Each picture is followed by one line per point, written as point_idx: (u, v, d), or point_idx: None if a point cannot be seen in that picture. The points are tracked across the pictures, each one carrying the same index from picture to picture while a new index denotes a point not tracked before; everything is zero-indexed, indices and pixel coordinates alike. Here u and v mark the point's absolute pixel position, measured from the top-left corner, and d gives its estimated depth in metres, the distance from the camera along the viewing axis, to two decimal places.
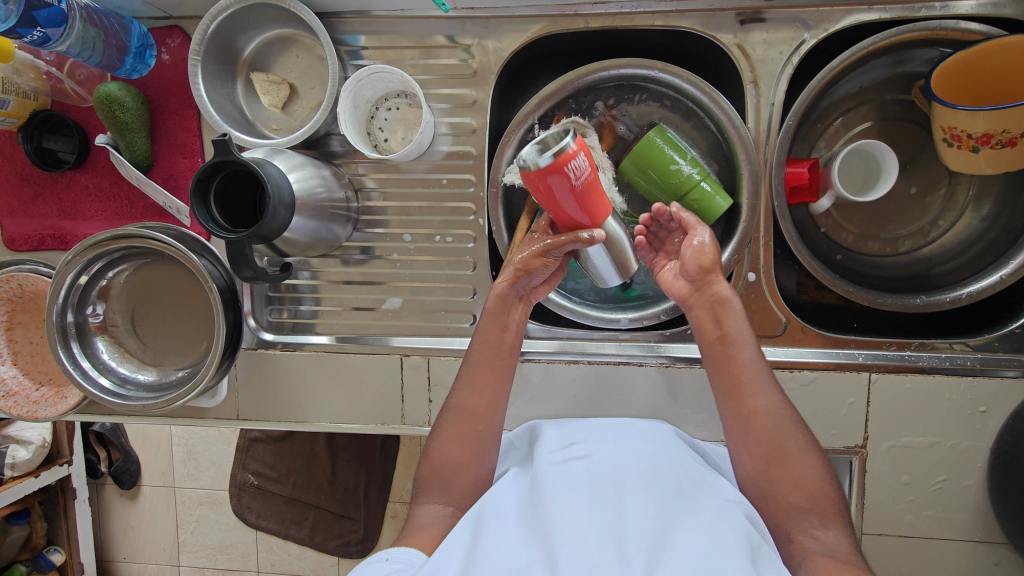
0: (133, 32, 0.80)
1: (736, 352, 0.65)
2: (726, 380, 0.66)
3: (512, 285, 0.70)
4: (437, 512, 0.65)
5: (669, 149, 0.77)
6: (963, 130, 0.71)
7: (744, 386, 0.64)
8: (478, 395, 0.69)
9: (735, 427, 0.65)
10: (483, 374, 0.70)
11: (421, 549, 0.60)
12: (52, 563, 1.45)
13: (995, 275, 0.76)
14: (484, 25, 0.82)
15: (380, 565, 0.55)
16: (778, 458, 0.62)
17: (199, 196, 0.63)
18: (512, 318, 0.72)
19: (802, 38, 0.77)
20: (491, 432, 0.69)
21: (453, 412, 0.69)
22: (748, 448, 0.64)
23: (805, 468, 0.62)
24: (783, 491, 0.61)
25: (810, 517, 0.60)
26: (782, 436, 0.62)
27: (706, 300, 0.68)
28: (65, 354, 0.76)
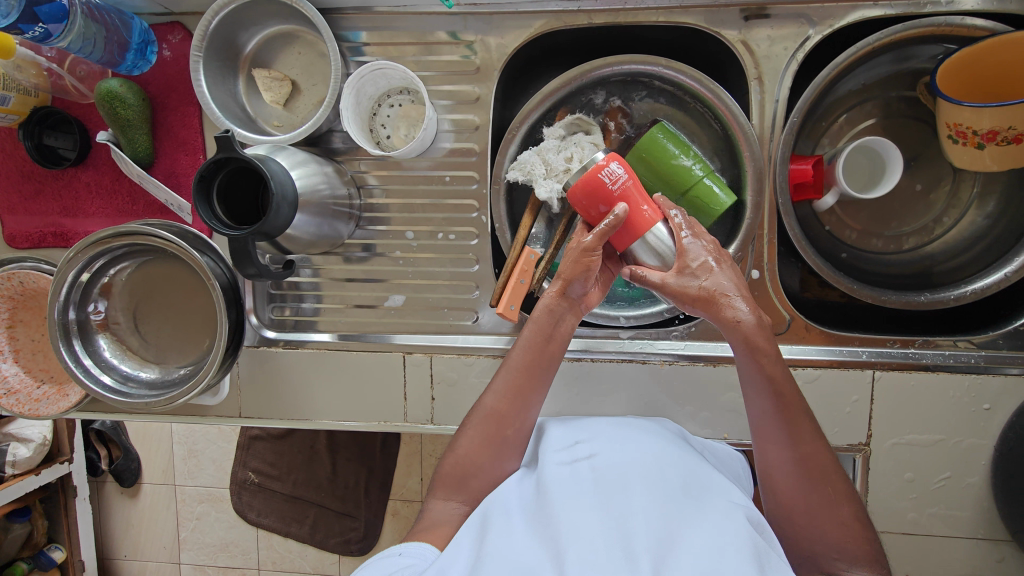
0: (134, 28, 0.79)
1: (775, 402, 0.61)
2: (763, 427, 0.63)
3: (561, 293, 0.66)
4: (453, 509, 0.65)
5: (671, 146, 0.77)
6: (969, 127, 0.71)
7: (768, 413, 0.62)
8: (507, 398, 0.67)
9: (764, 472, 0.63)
10: (519, 380, 0.67)
11: (434, 544, 0.61)
12: (53, 561, 1.45)
13: (1000, 273, 0.76)
14: (487, 21, 0.81)
15: (393, 559, 0.56)
16: (805, 508, 0.60)
17: (202, 193, 0.62)
18: (560, 327, 0.68)
19: (807, 34, 0.77)
20: (520, 433, 0.67)
21: (483, 414, 0.67)
22: (774, 473, 0.62)
23: (830, 497, 0.59)
24: (805, 537, 0.60)
25: (832, 549, 0.59)
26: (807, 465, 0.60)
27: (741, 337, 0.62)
28: (67, 352, 0.76)
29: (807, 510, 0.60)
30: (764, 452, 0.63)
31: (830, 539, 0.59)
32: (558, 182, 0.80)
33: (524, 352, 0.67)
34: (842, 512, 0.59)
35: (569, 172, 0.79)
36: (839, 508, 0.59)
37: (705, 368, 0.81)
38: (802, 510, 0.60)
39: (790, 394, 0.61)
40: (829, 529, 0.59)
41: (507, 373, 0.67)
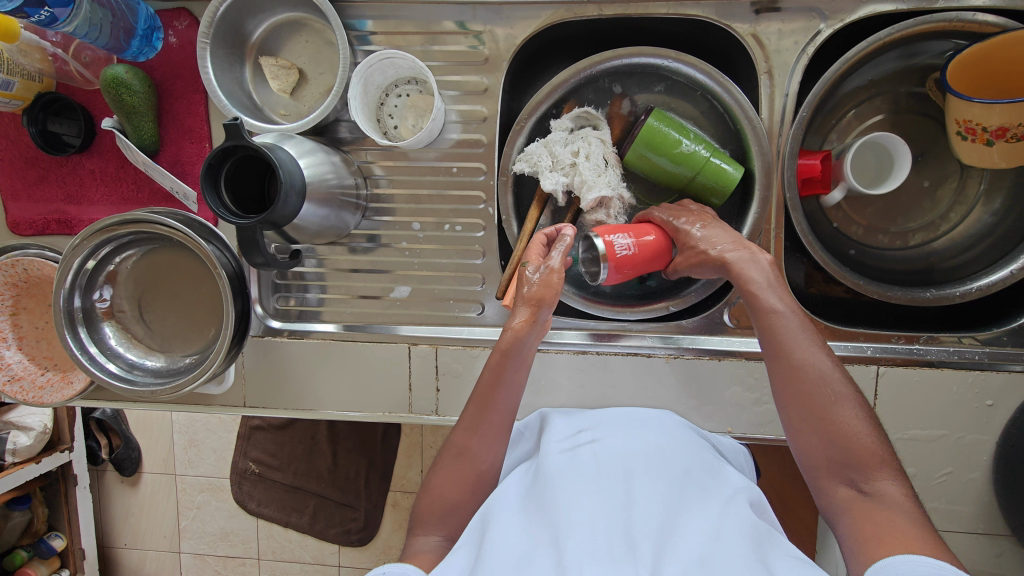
0: (141, 14, 0.78)
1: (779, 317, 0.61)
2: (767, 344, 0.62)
3: (533, 316, 0.61)
4: (432, 544, 0.62)
5: (674, 133, 0.76)
6: (979, 123, 0.71)
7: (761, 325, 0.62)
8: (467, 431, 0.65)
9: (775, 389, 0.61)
10: (481, 404, 0.64)
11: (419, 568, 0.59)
12: (53, 548, 1.46)
13: (1005, 270, 0.76)
14: (495, 11, 0.81)
15: None
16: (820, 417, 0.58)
17: (211, 180, 0.62)
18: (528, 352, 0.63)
19: (818, 28, 0.76)
20: (502, 421, 0.65)
21: (449, 449, 0.65)
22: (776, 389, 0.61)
23: (834, 406, 0.57)
24: (819, 451, 0.58)
25: (848, 464, 0.56)
26: (802, 372, 0.59)
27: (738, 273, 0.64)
28: (72, 339, 0.75)
29: (810, 419, 0.58)
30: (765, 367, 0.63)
31: (836, 448, 0.57)
32: (564, 176, 0.80)
33: (486, 376, 0.63)
34: (851, 419, 0.57)
35: (576, 166, 0.79)
36: (847, 417, 0.57)
37: (709, 362, 0.81)
38: (809, 425, 0.58)
39: (775, 310, 0.61)
40: (833, 440, 0.57)
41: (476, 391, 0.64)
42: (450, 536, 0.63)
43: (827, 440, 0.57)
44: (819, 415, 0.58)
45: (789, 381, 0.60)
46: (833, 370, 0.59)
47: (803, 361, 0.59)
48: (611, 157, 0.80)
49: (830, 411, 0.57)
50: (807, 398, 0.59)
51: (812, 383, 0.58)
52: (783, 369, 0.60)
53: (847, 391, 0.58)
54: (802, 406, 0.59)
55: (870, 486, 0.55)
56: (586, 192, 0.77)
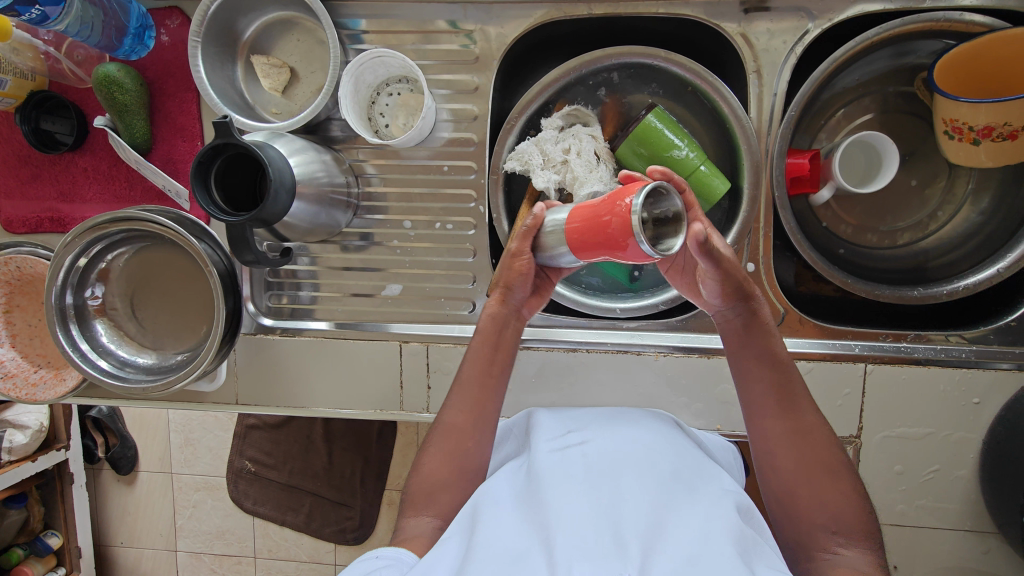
0: (133, 12, 0.77)
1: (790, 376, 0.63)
2: (767, 400, 0.63)
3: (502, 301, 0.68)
4: (424, 525, 0.62)
5: (670, 133, 0.77)
6: (965, 122, 0.72)
7: (758, 371, 0.63)
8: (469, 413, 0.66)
9: (767, 449, 0.62)
10: (472, 392, 0.67)
11: (412, 551, 0.60)
12: (50, 547, 1.46)
13: (992, 268, 0.76)
14: (486, 10, 0.81)
15: (372, 561, 0.56)
16: (814, 484, 0.59)
17: (201, 178, 0.62)
18: (505, 335, 0.69)
19: (806, 28, 0.77)
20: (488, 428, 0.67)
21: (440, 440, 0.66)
22: (768, 441, 0.62)
23: (827, 467, 0.59)
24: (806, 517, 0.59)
25: (834, 527, 0.57)
26: (801, 430, 0.61)
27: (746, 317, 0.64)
28: (64, 336, 0.76)
29: (802, 476, 0.60)
30: (755, 415, 0.64)
31: (821, 510, 0.58)
32: (555, 173, 0.80)
33: (468, 363, 0.68)
34: (842, 488, 0.59)
35: (568, 163, 0.79)
36: (838, 480, 0.59)
37: (699, 360, 0.82)
38: (802, 487, 0.60)
39: (781, 362, 0.63)
40: (820, 500, 0.59)
41: (459, 389, 0.67)
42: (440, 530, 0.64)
43: (813, 500, 0.59)
44: (809, 473, 0.60)
45: (785, 436, 0.61)
46: (827, 432, 0.61)
47: (807, 423, 0.61)
48: (604, 152, 0.82)
49: (824, 472, 0.59)
50: (802, 456, 0.60)
51: (809, 441, 0.60)
52: (781, 424, 0.62)
53: (841, 458, 0.60)
54: (797, 462, 0.60)
55: (846, 548, 0.56)
56: (578, 188, 0.78)
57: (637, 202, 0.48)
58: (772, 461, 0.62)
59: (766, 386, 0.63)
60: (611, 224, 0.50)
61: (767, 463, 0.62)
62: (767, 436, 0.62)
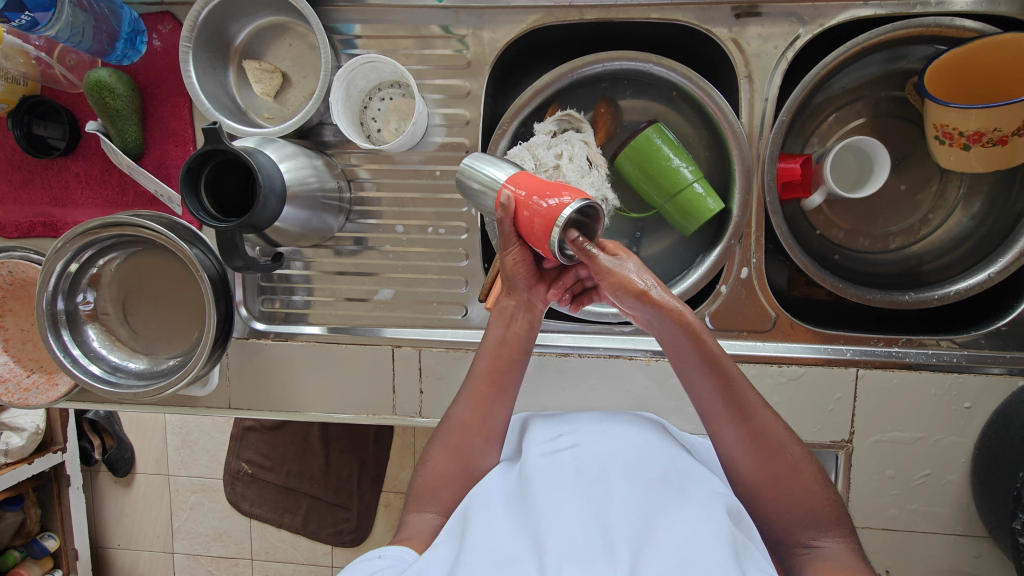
0: (124, 17, 0.78)
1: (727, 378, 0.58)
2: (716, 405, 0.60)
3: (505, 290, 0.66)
4: (428, 521, 0.64)
5: (667, 149, 0.78)
6: (955, 128, 0.71)
7: (704, 385, 0.60)
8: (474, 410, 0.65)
9: (732, 449, 0.61)
10: (481, 389, 0.66)
11: (414, 548, 0.60)
12: (46, 549, 1.46)
13: (984, 272, 0.76)
14: (479, 16, 0.81)
15: (373, 560, 0.56)
16: (785, 476, 0.59)
17: (190, 184, 0.62)
18: (513, 329, 0.66)
19: (798, 33, 0.77)
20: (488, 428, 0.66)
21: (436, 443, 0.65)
22: (728, 445, 0.61)
23: (792, 465, 0.59)
24: (788, 511, 0.59)
25: (803, 518, 0.59)
26: (757, 431, 0.59)
27: (677, 335, 0.58)
28: (56, 342, 0.76)
29: (761, 473, 0.60)
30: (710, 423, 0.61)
31: (783, 499, 0.59)
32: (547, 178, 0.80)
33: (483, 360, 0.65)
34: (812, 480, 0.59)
35: (559, 168, 0.80)
36: (803, 473, 0.59)
37: None
38: (774, 488, 0.59)
39: (728, 376, 0.58)
40: (779, 490, 0.59)
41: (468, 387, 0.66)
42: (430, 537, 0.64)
43: (776, 491, 0.59)
44: (771, 468, 0.59)
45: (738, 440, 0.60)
46: (783, 427, 0.60)
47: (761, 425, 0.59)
48: (597, 158, 0.82)
49: (790, 471, 0.59)
50: (766, 461, 0.59)
51: (766, 440, 0.59)
52: (738, 433, 0.59)
53: (799, 449, 0.60)
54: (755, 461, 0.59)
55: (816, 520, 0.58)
56: None
57: (564, 214, 0.52)
58: (731, 461, 0.61)
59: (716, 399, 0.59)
60: (539, 212, 0.55)
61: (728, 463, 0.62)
62: (726, 442, 0.61)
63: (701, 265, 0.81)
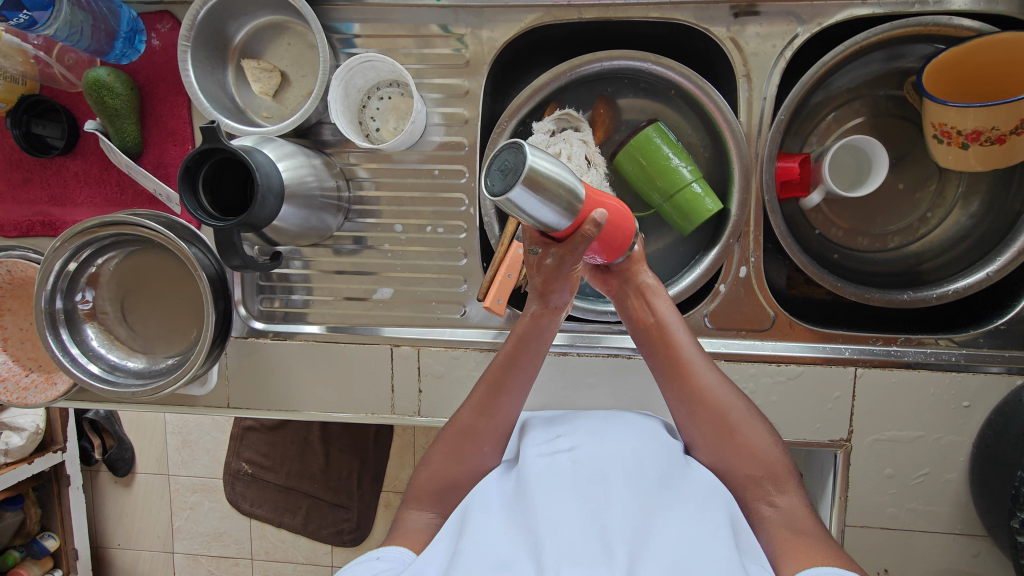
0: (123, 16, 0.78)
1: (671, 332, 0.65)
2: (663, 362, 0.65)
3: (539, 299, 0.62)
4: (424, 520, 0.64)
5: (667, 149, 0.78)
6: (953, 126, 0.71)
7: (659, 345, 0.66)
8: (476, 410, 0.67)
9: (681, 408, 0.64)
10: (486, 392, 0.67)
11: (411, 548, 0.60)
12: (46, 549, 1.46)
13: (982, 271, 0.76)
14: (478, 15, 0.81)
15: (371, 564, 0.55)
16: (728, 432, 0.62)
17: (189, 183, 0.62)
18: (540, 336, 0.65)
19: (796, 32, 0.77)
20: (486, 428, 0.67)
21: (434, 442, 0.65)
22: (674, 405, 0.65)
23: (734, 420, 0.63)
24: (740, 466, 0.61)
25: (760, 479, 0.61)
26: (707, 389, 0.64)
27: (633, 288, 0.67)
28: (54, 341, 0.76)
29: (714, 432, 0.63)
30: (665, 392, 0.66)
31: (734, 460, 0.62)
32: None
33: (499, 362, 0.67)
34: (755, 437, 0.62)
35: None
36: (746, 429, 0.63)
37: None
38: (721, 444, 0.62)
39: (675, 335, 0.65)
40: (733, 450, 0.62)
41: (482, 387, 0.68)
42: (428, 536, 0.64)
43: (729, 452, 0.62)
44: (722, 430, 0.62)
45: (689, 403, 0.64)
46: (729, 390, 0.64)
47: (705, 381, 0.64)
48: (595, 157, 0.82)
49: (732, 426, 0.62)
50: (710, 415, 0.63)
51: (717, 400, 0.63)
52: (682, 388, 0.64)
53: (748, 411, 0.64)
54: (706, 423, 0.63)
55: (803, 516, 0.59)
56: None
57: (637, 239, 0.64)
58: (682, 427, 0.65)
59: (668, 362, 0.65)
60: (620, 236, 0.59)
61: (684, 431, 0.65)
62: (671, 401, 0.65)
63: (699, 265, 0.81)
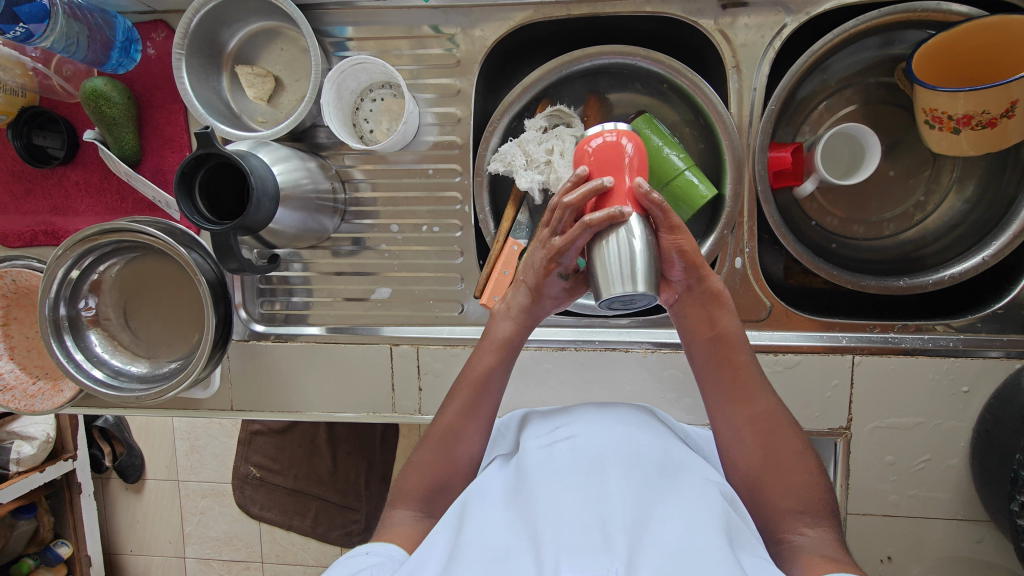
0: (118, 27, 0.79)
1: (733, 350, 0.64)
2: (723, 377, 0.64)
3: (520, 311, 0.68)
4: (428, 506, 0.65)
5: (655, 138, 0.79)
6: (944, 112, 0.71)
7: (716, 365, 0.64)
8: (459, 412, 0.68)
9: (728, 425, 0.63)
10: (464, 394, 0.69)
11: (402, 545, 0.61)
12: (59, 556, 1.48)
13: (977, 257, 0.76)
14: (467, 15, 0.82)
15: (361, 558, 0.56)
16: (780, 466, 0.60)
17: (185, 187, 0.63)
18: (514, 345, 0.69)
19: (784, 22, 0.77)
20: (484, 416, 0.69)
21: (434, 438, 0.68)
22: (725, 428, 0.64)
23: (786, 458, 0.60)
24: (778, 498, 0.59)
25: (797, 506, 0.58)
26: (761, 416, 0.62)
27: (700, 293, 0.63)
28: (59, 348, 0.77)
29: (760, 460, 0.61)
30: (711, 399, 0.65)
31: (778, 478, 0.60)
32: (539, 174, 0.81)
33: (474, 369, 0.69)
34: (808, 483, 0.59)
35: (551, 163, 0.81)
36: (798, 475, 0.59)
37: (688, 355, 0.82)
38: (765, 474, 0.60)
39: (737, 349, 0.64)
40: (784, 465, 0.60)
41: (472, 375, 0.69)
42: None
43: (764, 474, 0.60)
44: (768, 447, 0.61)
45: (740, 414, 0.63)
46: (788, 420, 0.63)
47: (761, 407, 0.62)
48: None
49: (781, 464, 0.60)
50: (761, 444, 0.61)
51: (756, 404, 0.62)
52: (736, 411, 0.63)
53: (789, 419, 0.63)
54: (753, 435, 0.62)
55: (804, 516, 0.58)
56: None
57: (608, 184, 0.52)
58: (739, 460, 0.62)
59: (720, 369, 0.64)
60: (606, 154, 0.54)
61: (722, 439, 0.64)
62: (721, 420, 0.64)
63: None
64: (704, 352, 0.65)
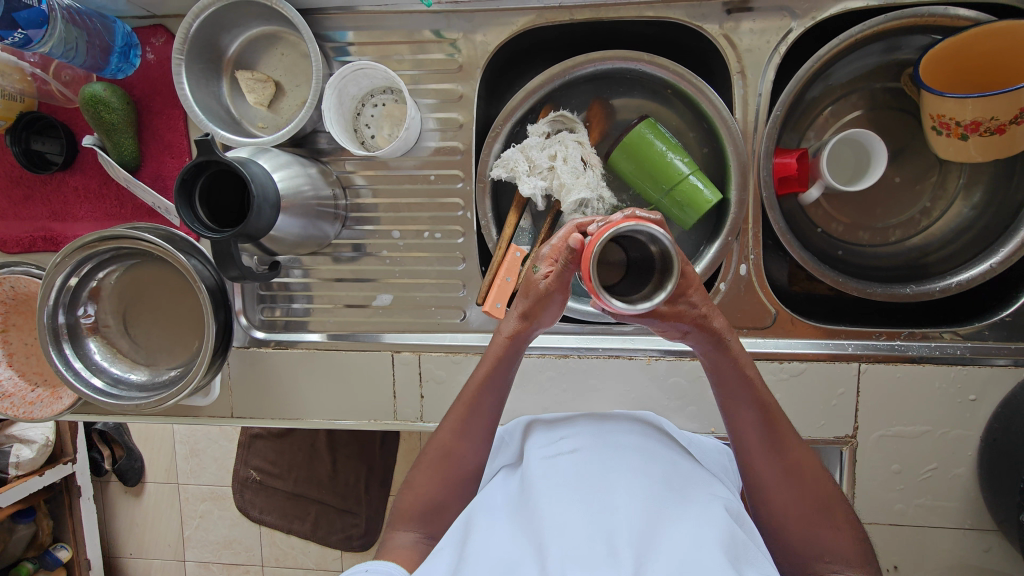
0: (117, 32, 0.79)
1: (773, 410, 0.61)
2: (761, 439, 0.61)
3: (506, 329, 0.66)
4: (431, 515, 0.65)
5: (660, 143, 0.77)
6: (952, 118, 0.70)
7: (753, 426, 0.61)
8: (452, 433, 0.67)
9: (769, 484, 0.61)
10: (457, 409, 0.68)
11: (400, 564, 0.62)
12: (59, 560, 1.47)
13: (985, 263, 0.75)
14: (469, 19, 0.81)
15: None
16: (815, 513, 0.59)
17: (186, 194, 0.62)
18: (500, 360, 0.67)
19: (790, 27, 0.76)
20: (487, 426, 0.68)
21: (437, 450, 0.68)
22: (764, 484, 0.61)
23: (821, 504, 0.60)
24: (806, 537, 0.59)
25: (824, 549, 0.58)
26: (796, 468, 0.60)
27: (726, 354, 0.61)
28: (57, 356, 0.77)
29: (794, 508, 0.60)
30: (740, 440, 0.62)
31: (810, 521, 0.59)
32: (542, 180, 0.81)
33: (473, 382, 0.68)
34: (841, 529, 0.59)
35: (554, 170, 0.80)
36: (829, 514, 0.59)
37: (692, 363, 0.81)
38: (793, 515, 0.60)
39: (774, 409, 0.61)
40: (818, 508, 0.59)
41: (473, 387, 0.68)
42: (430, 536, 0.66)
43: (791, 513, 0.60)
44: (805, 498, 0.60)
45: (774, 456, 0.61)
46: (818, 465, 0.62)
47: (798, 460, 0.61)
48: (591, 157, 0.82)
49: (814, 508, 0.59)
50: (798, 494, 0.60)
51: (793, 457, 0.61)
52: (774, 467, 0.61)
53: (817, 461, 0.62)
54: (787, 478, 0.60)
55: None
56: (566, 196, 0.79)
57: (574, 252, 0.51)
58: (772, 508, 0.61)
59: (758, 429, 0.61)
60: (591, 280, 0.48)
61: (750, 477, 0.62)
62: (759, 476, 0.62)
63: (699, 262, 0.80)
64: (739, 414, 0.62)
